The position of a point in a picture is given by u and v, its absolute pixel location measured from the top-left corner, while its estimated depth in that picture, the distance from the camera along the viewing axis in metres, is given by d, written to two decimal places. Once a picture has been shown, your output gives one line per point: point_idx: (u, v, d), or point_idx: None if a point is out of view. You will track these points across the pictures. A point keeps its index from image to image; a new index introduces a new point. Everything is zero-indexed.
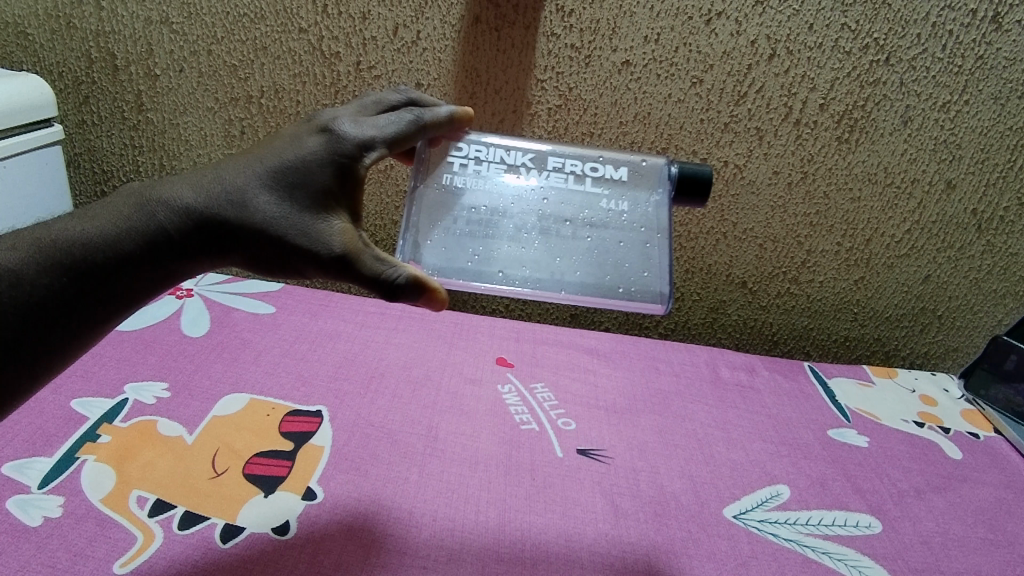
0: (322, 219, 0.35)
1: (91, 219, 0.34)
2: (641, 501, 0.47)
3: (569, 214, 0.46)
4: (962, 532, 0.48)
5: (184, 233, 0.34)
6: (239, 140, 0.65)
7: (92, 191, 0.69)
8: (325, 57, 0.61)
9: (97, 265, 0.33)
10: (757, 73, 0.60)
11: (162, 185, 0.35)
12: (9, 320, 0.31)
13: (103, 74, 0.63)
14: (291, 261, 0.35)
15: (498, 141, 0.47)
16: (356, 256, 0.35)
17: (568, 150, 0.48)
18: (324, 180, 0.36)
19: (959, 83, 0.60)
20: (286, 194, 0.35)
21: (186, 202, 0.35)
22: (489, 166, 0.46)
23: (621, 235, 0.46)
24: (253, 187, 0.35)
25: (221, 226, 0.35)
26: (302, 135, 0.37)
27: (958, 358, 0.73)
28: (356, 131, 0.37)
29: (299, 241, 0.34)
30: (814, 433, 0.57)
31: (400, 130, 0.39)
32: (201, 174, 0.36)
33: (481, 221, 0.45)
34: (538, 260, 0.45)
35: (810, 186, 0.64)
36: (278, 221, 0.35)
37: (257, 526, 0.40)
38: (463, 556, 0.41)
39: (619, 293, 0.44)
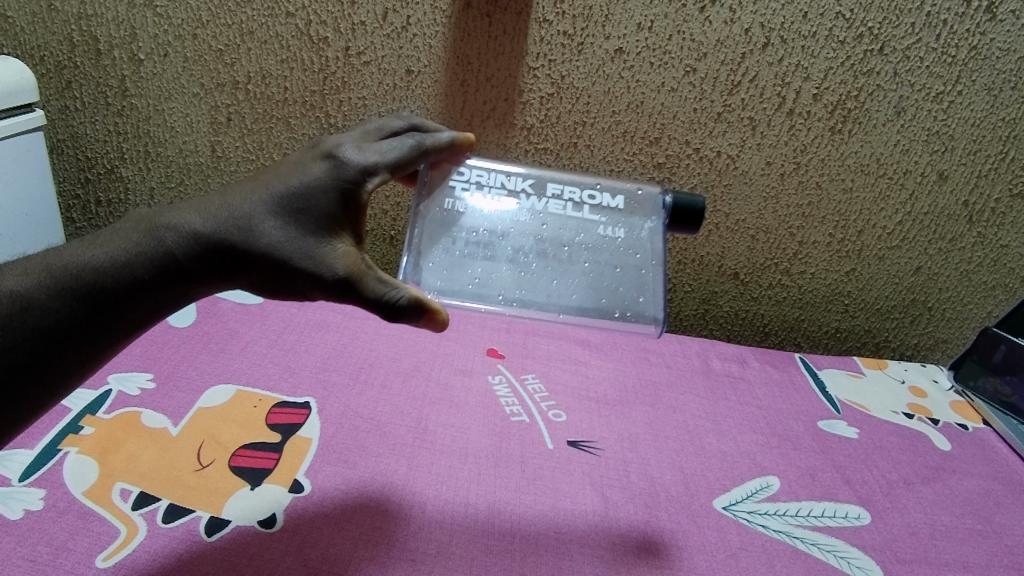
0: (327, 243, 0.34)
1: (100, 245, 0.34)
2: (632, 493, 0.47)
3: (564, 239, 0.45)
4: (950, 523, 0.48)
5: (190, 257, 0.34)
6: (225, 127, 0.64)
7: (76, 177, 0.67)
8: (314, 43, 0.60)
9: (106, 286, 0.33)
10: (751, 62, 0.59)
11: (171, 210, 0.35)
12: (17, 343, 0.31)
13: (86, 58, 0.61)
14: (295, 284, 0.34)
15: (498, 166, 0.47)
16: (359, 278, 0.34)
17: (567, 176, 0.47)
18: (328, 205, 0.35)
19: (953, 73, 0.59)
20: (291, 218, 0.34)
21: (193, 227, 0.34)
22: (490, 191, 0.46)
23: (617, 260, 0.45)
24: (259, 212, 0.34)
25: (227, 251, 0.34)
26: (308, 161, 0.36)
27: (947, 349, 0.74)
28: (358, 157, 0.37)
29: (303, 264, 0.34)
30: (804, 425, 0.57)
31: (402, 156, 0.39)
32: (208, 198, 0.35)
33: (480, 242, 0.45)
34: (536, 282, 0.44)
35: (802, 176, 0.64)
36: (282, 245, 0.34)
37: (243, 518, 0.40)
38: (452, 549, 0.40)
39: (615, 317, 0.44)
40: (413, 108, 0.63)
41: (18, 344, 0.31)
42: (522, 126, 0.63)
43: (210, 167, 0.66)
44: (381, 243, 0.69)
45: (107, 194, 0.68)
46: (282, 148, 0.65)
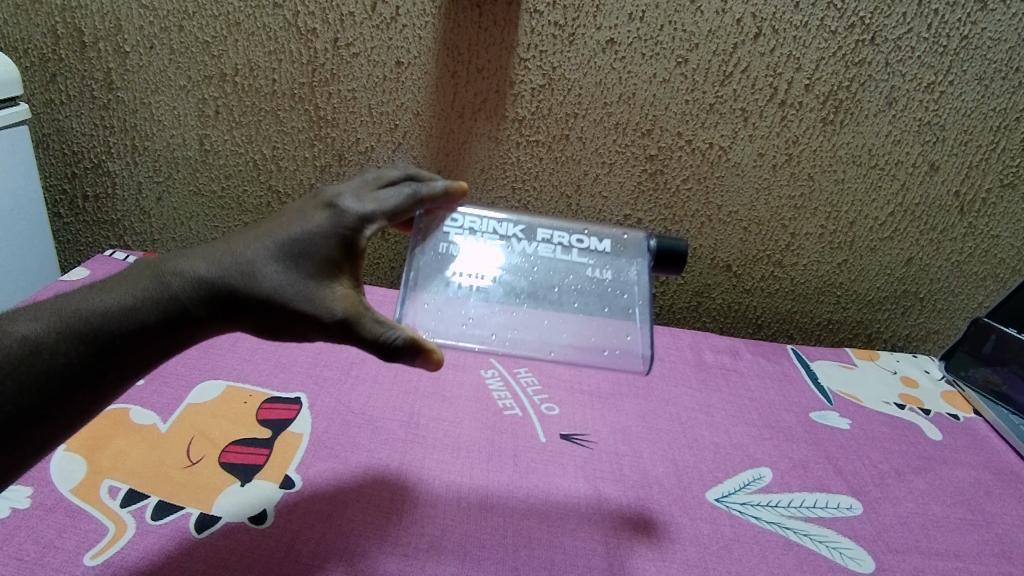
0: (327, 285, 0.35)
1: (110, 290, 0.34)
2: (625, 485, 0.47)
3: (554, 280, 0.46)
4: (942, 513, 0.48)
5: (195, 303, 0.34)
6: (213, 120, 0.63)
7: (63, 172, 0.66)
8: (302, 34, 0.59)
9: (115, 332, 0.33)
10: (743, 53, 0.59)
11: (177, 258, 0.35)
12: (24, 386, 0.31)
13: (70, 51, 0.60)
14: (296, 327, 0.35)
15: (490, 212, 0.47)
16: (357, 318, 0.35)
17: (556, 221, 0.48)
18: (328, 251, 0.36)
19: (944, 64, 0.59)
20: (292, 263, 0.35)
21: (198, 272, 0.34)
22: (483, 236, 0.46)
23: (605, 301, 0.46)
24: (262, 259, 0.35)
25: (231, 296, 0.34)
26: (310, 210, 0.37)
27: (938, 340, 0.74)
28: (357, 205, 0.38)
29: (303, 307, 0.34)
30: (796, 416, 0.57)
31: (400, 204, 0.40)
32: (213, 246, 0.36)
33: (473, 285, 0.45)
34: (527, 321, 0.44)
35: (795, 168, 0.64)
36: (284, 289, 0.34)
37: (234, 514, 0.39)
38: (444, 543, 0.40)
39: (604, 355, 0.44)
40: (403, 99, 0.62)
41: (25, 387, 0.31)
42: (514, 118, 0.62)
43: (199, 161, 0.66)
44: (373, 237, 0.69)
45: (95, 189, 0.67)
46: (271, 141, 0.64)
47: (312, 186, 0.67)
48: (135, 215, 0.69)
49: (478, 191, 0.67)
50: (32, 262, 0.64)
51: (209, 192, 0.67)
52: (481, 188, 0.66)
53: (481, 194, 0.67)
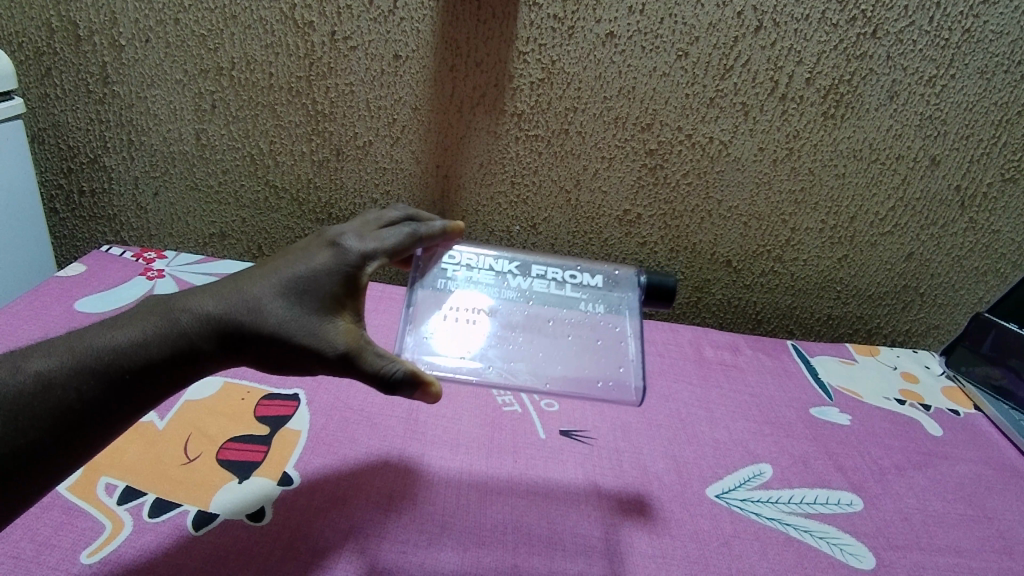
0: (329, 320, 0.36)
1: (120, 327, 0.35)
2: (624, 481, 0.46)
3: (548, 315, 0.47)
4: (942, 509, 0.48)
5: (203, 339, 0.35)
6: (210, 114, 0.63)
7: (59, 167, 0.66)
8: (299, 27, 0.59)
9: (125, 368, 0.33)
10: (743, 46, 0.58)
11: (186, 296, 0.36)
12: (35, 422, 0.31)
13: (65, 45, 0.60)
14: (299, 361, 0.36)
15: (488, 251, 0.50)
16: (359, 352, 0.36)
17: (549, 261, 0.51)
18: (330, 288, 0.37)
19: (946, 57, 0.59)
20: (296, 299, 0.36)
21: (206, 309, 0.35)
22: (481, 272, 0.49)
23: (598, 333, 0.47)
24: (267, 295, 0.36)
25: (236, 332, 0.35)
26: (316, 250, 0.39)
27: (938, 336, 0.74)
28: (359, 245, 0.40)
29: (306, 341, 0.35)
30: (796, 412, 0.57)
31: (398, 243, 0.43)
32: (221, 285, 0.37)
33: (471, 316, 0.46)
34: (522, 353, 0.45)
35: (795, 162, 0.64)
36: (288, 324, 0.36)
37: (231, 511, 0.39)
38: (444, 539, 0.40)
39: (598, 387, 0.43)
40: (401, 93, 0.62)
41: (35, 423, 0.31)
42: (513, 113, 0.62)
43: (196, 156, 0.65)
44: None
45: (91, 184, 0.67)
46: (268, 135, 0.64)
47: (309, 181, 0.66)
48: (132, 210, 0.69)
49: (477, 186, 0.66)
50: (28, 260, 0.64)
51: (206, 187, 0.67)
52: (479, 182, 0.66)
53: (480, 189, 0.66)
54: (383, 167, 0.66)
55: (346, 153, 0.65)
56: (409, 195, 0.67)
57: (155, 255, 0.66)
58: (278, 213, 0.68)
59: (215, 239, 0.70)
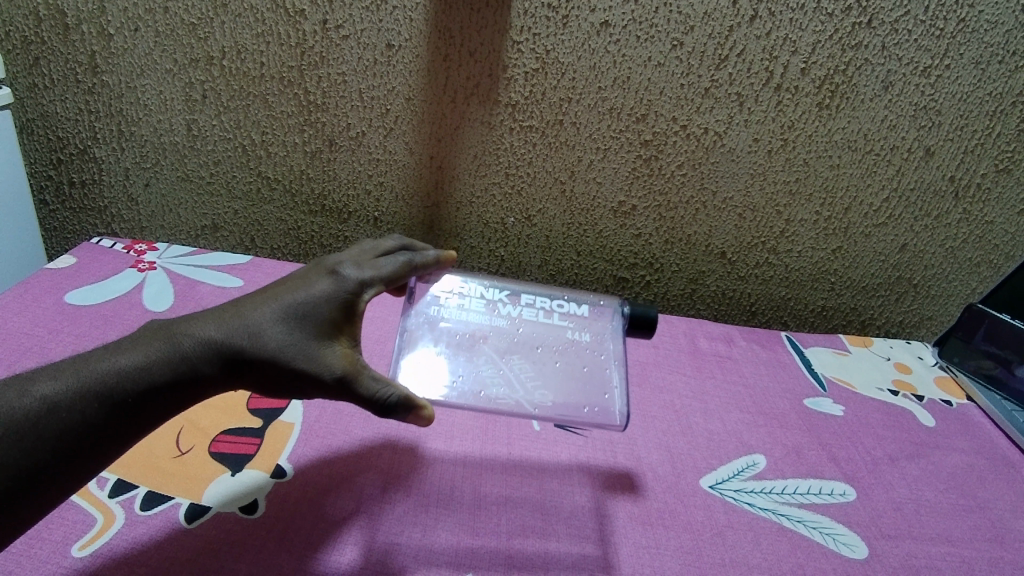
0: (329, 345, 0.36)
1: (122, 352, 0.34)
2: (618, 472, 0.46)
3: (535, 341, 0.47)
4: (934, 498, 0.49)
5: (204, 365, 0.34)
6: (200, 105, 0.62)
7: (48, 158, 0.65)
8: (290, 16, 0.58)
9: (129, 392, 0.33)
10: (738, 36, 0.58)
11: (186, 321, 0.36)
12: (41, 444, 0.30)
13: (53, 34, 0.59)
14: (298, 388, 0.35)
15: (479, 281, 0.51)
16: (356, 375, 0.36)
17: (538, 290, 0.51)
18: (331, 314, 0.37)
19: (941, 47, 0.58)
20: (296, 325, 0.36)
21: (206, 335, 0.35)
22: (471, 299, 0.49)
23: (585, 360, 0.47)
24: (268, 322, 0.36)
25: (237, 358, 0.35)
26: (317, 278, 0.39)
27: (931, 327, 0.74)
28: (358, 272, 0.40)
29: (305, 366, 0.35)
30: (790, 403, 0.57)
31: (397, 269, 0.42)
32: (221, 310, 0.37)
33: (461, 344, 0.46)
34: (510, 378, 0.44)
35: (790, 154, 0.64)
36: (289, 350, 0.35)
37: (224, 504, 0.39)
38: (438, 531, 0.40)
39: (584, 412, 0.43)
40: (394, 84, 0.61)
41: (40, 447, 0.30)
42: (507, 103, 0.62)
43: (186, 146, 0.64)
44: (364, 224, 0.69)
45: (81, 175, 0.66)
46: (260, 126, 0.63)
47: (302, 172, 0.66)
48: (122, 202, 0.68)
49: (471, 177, 0.66)
50: (17, 254, 0.63)
51: (198, 178, 0.66)
52: (473, 173, 0.66)
53: (474, 180, 0.66)
54: (376, 159, 0.65)
55: (338, 143, 0.64)
56: (402, 186, 0.67)
57: (146, 247, 0.65)
58: (271, 204, 0.68)
59: (207, 231, 0.69)
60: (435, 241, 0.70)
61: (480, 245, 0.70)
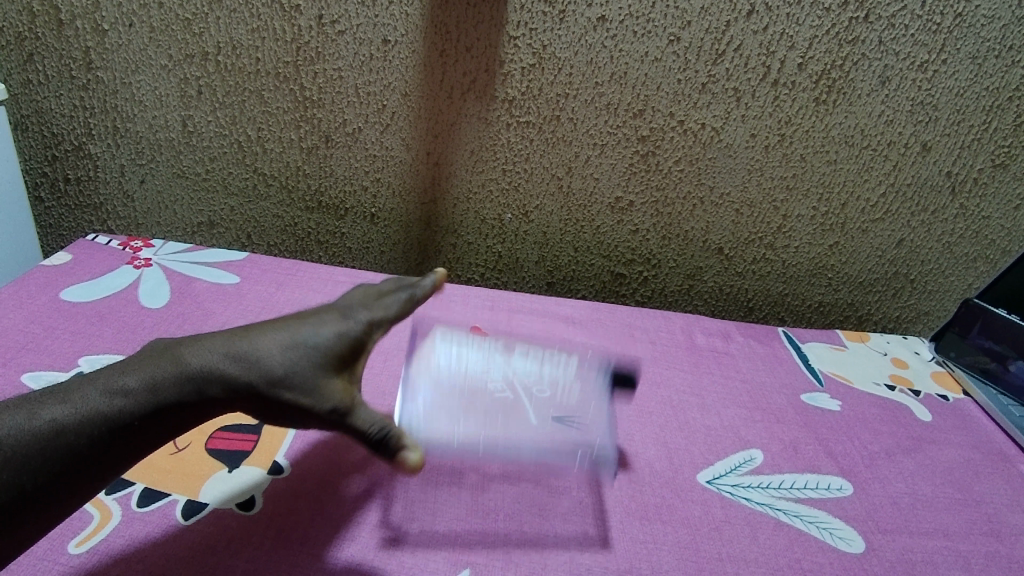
0: (331, 382, 0.34)
1: (129, 372, 0.34)
2: (616, 468, 0.47)
3: (527, 402, 0.48)
4: (931, 493, 0.49)
5: (207, 387, 0.34)
6: (196, 101, 0.62)
7: (43, 155, 0.65)
8: (285, 11, 0.58)
9: (131, 414, 0.33)
10: (736, 31, 0.58)
11: (193, 343, 0.35)
12: (46, 466, 0.31)
13: (47, 29, 0.58)
14: (297, 419, 0.34)
15: (479, 338, 0.55)
16: (352, 409, 0.34)
17: (533, 348, 0.56)
18: (333, 351, 0.35)
19: (938, 42, 0.58)
20: (299, 360, 0.34)
21: (212, 362, 0.34)
22: (471, 353, 0.53)
23: (577, 403, 0.49)
24: (272, 353, 0.34)
25: (240, 385, 0.34)
26: (327, 314, 0.38)
27: (928, 322, 0.74)
28: (362, 315, 0.38)
29: (304, 400, 0.34)
30: (787, 398, 0.57)
31: (401, 309, 0.40)
32: (228, 337, 0.35)
33: (462, 391, 0.48)
34: (508, 420, 0.46)
35: (787, 149, 0.64)
36: (290, 382, 0.34)
37: (221, 501, 0.39)
38: (435, 528, 0.40)
39: (575, 444, 0.44)
40: (391, 79, 0.61)
41: (41, 469, 0.30)
42: (504, 99, 0.61)
43: (182, 142, 0.64)
44: (361, 220, 0.69)
45: (76, 172, 0.66)
46: (256, 122, 0.63)
47: (298, 168, 0.66)
48: (118, 199, 0.68)
49: (468, 172, 0.66)
50: (11, 251, 0.63)
51: (194, 175, 0.66)
52: (470, 169, 0.66)
53: (471, 175, 0.66)
54: (372, 155, 0.65)
55: (334, 139, 0.64)
56: (399, 182, 0.67)
57: (142, 244, 0.65)
58: (267, 200, 0.67)
59: (204, 227, 0.69)
60: (432, 238, 0.70)
61: (477, 241, 0.70)
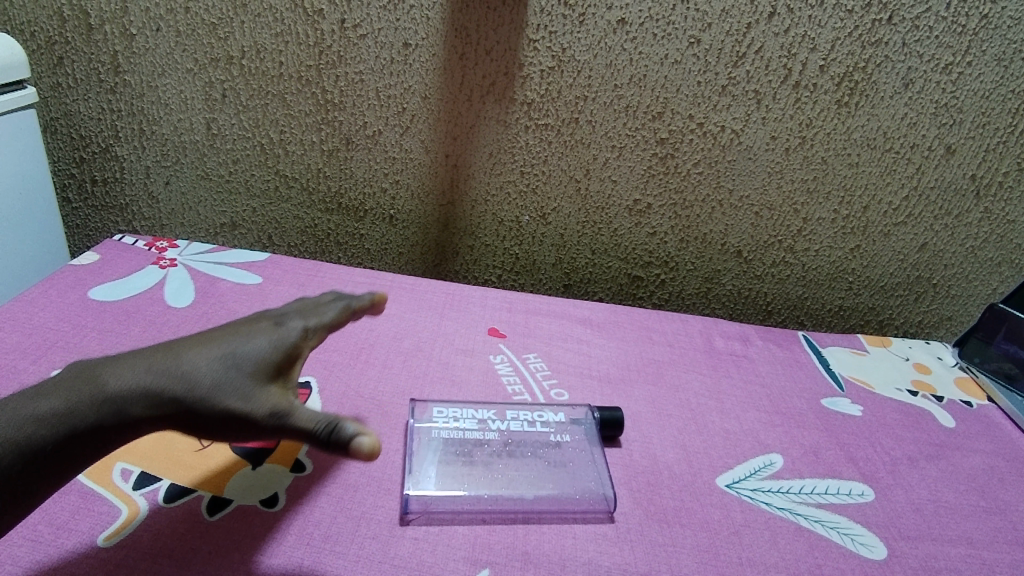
0: (266, 390, 0.33)
1: (45, 395, 0.33)
2: (634, 470, 0.47)
3: (533, 443, 0.47)
4: (955, 500, 0.48)
5: (131, 408, 0.33)
6: (220, 103, 0.63)
7: (71, 157, 0.66)
8: (309, 15, 0.58)
9: (50, 438, 0.32)
10: (757, 33, 0.57)
11: (113, 364, 0.34)
12: None
13: (77, 34, 0.60)
14: (229, 431, 0.33)
15: (478, 380, 0.53)
16: (291, 410, 0.33)
17: (530, 384, 0.54)
18: (260, 358, 0.34)
19: (963, 44, 0.58)
20: (225, 369, 0.34)
21: (132, 381, 0.33)
22: (469, 400, 0.51)
23: (573, 448, 0.47)
24: (197, 367, 0.34)
25: (164, 402, 0.33)
26: (261, 326, 0.37)
27: (951, 327, 0.73)
28: (294, 324, 0.38)
29: (234, 406, 0.32)
30: (807, 402, 0.57)
31: (336, 317, 0.40)
32: (152, 354, 0.35)
33: (463, 441, 0.46)
34: (508, 476, 0.43)
35: (808, 151, 0.63)
36: (215, 392, 0.33)
37: (245, 497, 0.40)
38: (455, 527, 0.40)
39: (575, 499, 0.43)
40: (411, 82, 0.61)
41: None
42: (523, 102, 0.62)
43: (206, 145, 0.65)
44: (380, 222, 0.70)
45: (102, 173, 0.67)
46: (278, 125, 0.64)
47: (319, 170, 0.66)
48: (143, 200, 0.69)
49: (486, 175, 0.66)
50: (38, 249, 0.64)
51: (217, 176, 0.67)
52: (489, 171, 0.66)
53: (489, 178, 0.66)
54: (392, 157, 0.66)
55: (355, 142, 0.65)
56: (418, 185, 0.67)
57: (167, 244, 0.66)
58: (288, 202, 0.68)
59: (226, 228, 0.70)
60: (451, 239, 0.71)
61: (495, 243, 0.70)
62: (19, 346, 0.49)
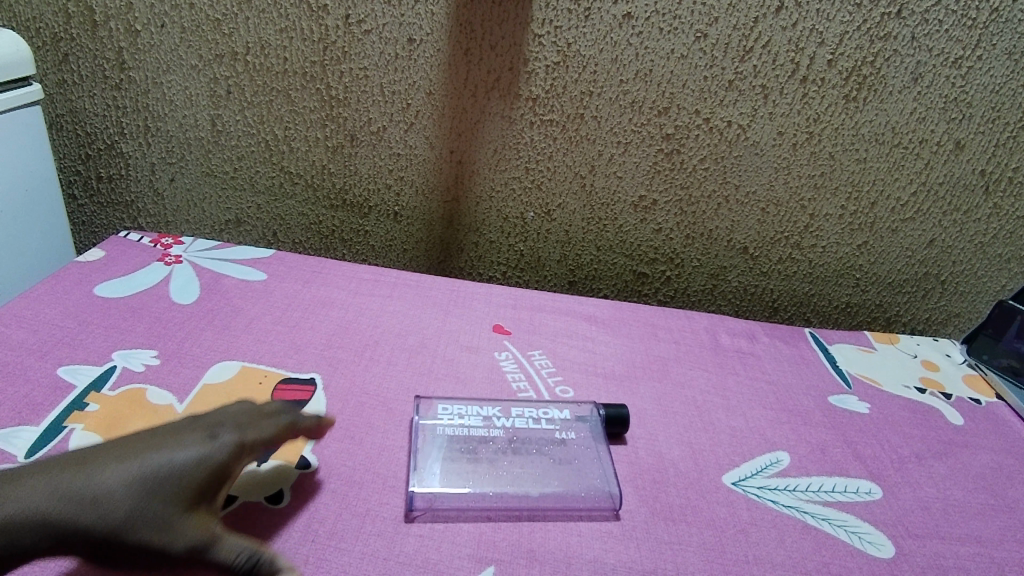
0: (184, 515, 0.31)
1: None
2: (640, 468, 0.46)
3: (539, 440, 0.46)
4: (963, 498, 0.48)
5: (30, 537, 0.31)
6: (225, 100, 0.63)
7: (77, 154, 0.66)
8: (313, 11, 0.58)
9: None
10: (764, 27, 0.57)
11: (18, 484, 0.32)
12: None
13: (82, 30, 0.60)
14: (140, 563, 0.31)
15: (482, 377, 0.53)
16: (207, 544, 0.31)
17: (536, 381, 0.53)
18: (181, 483, 0.32)
19: (973, 37, 0.57)
20: (139, 495, 0.31)
21: (37, 507, 0.31)
22: (474, 397, 0.50)
23: (578, 445, 0.47)
24: (109, 491, 0.31)
25: (68, 530, 0.31)
26: (190, 435, 0.35)
27: (959, 324, 0.73)
28: (226, 438, 0.35)
29: (146, 539, 0.30)
30: (814, 399, 0.56)
31: (274, 432, 0.37)
32: (62, 472, 0.33)
33: (469, 439, 0.45)
34: (514, 474, 0.43)
35: (815, 147, 0.63)
36: (127, 521, 0.31)
37: (250, 493, 0.39)
38: (461, 523, 0.40)
39: (580, 497, 0.42)
40: (416, 78, 0.61)
41: None
42: (528, 97, 0.62)
43: (211, 142, 0.65)
44: (385, 218, 0.69)
45: (108, 170, 0.67)
46: (283, 121, 0.64)
47: (323, 167, 0.66)
48: (148, 197, 0.69)
49: (491, 171, 0.66)
50: (44, 247, 0.64)
51: (222, 173, 0.67)
52: (494, 168, 0.66)
53: (494, 174, 0.66)
54: (397, 154, 0.65)
55: (360, 138, 0.65)
56: (423, 181, 0.67)
57: (173, 241, 0.66)
58: (293, 199, 0.68)
59: (231, 225, 0.70)
60: (455, 236, 0.71)
61: (500, 239, 0.70)
62: (25, 343, 0.49)
